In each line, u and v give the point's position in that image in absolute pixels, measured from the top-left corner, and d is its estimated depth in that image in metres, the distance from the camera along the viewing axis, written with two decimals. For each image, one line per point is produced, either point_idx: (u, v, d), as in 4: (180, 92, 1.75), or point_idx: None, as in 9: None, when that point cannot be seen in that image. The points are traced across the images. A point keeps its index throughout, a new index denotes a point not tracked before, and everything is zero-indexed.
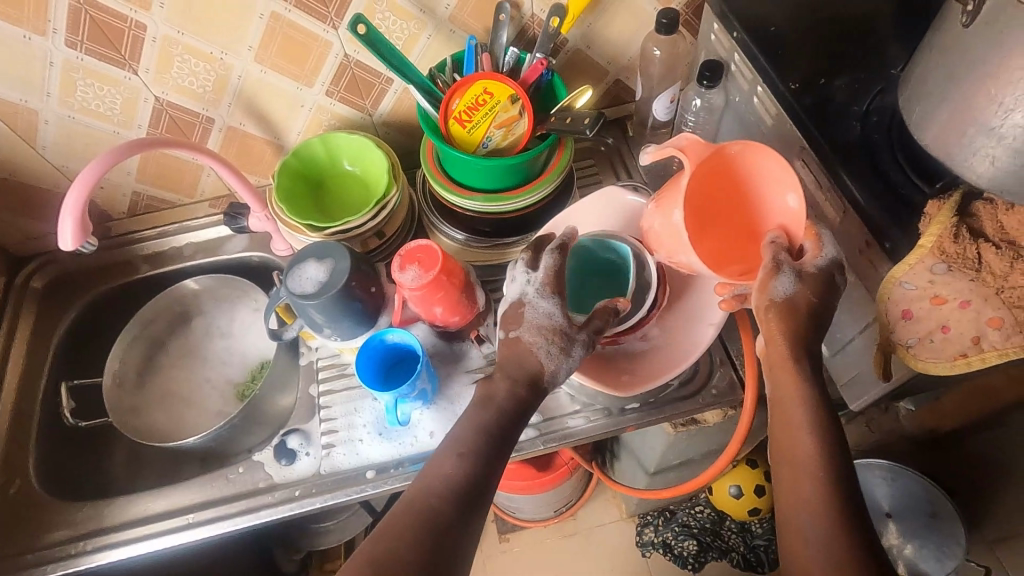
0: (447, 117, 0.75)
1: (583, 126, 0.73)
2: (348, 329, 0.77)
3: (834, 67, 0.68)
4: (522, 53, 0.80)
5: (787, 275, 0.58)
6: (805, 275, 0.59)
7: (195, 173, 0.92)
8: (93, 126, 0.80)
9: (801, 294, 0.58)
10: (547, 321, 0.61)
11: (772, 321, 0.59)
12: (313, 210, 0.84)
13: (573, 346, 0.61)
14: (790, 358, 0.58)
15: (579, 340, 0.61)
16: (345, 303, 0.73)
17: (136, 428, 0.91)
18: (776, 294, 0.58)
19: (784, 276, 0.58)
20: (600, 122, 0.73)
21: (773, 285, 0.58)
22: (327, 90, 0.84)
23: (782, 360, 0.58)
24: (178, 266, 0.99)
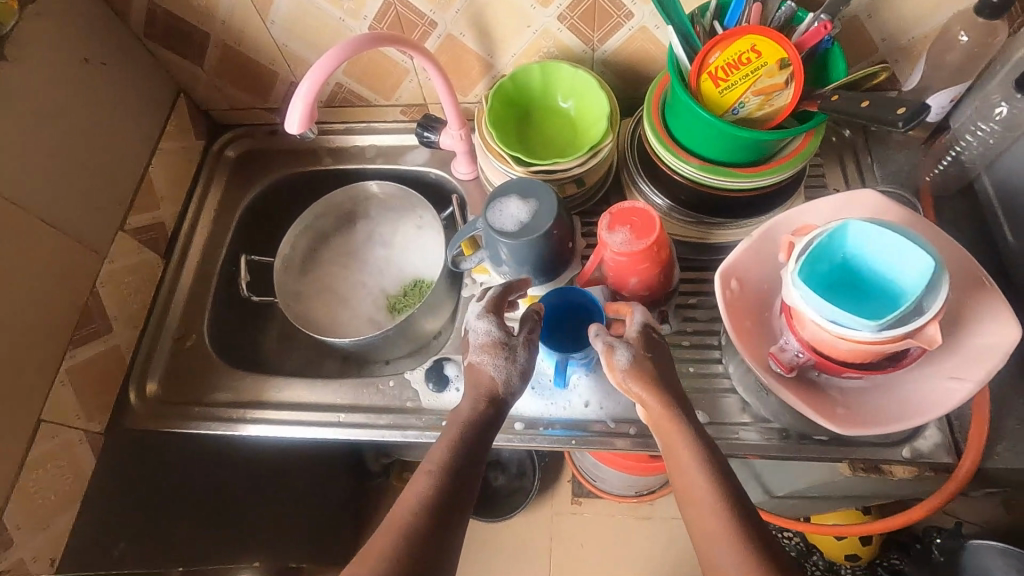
0: (700, 70, 0.65)
1: (893, 116, 0.56)
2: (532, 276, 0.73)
3: None
4: (798, 11, 0.68)
5: (623, 350, 0.61)
6: (634, 340, 0.62)
7: (399, 77, 0.89)
8: (323, 9, 0.78)
9: (644, 358, 0.61)
10: (486, 339, 0.62)
11: (639, 387, 0.60)
12: (516, 141, 0.79)
13: (515, 353, 0.62)
14: (664, 409, 0.58)
15: (517, 343, 0.62)
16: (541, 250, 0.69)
17: (295, 313, 0.94)
18: (621, 367, 0.60)
19: (620, 350, 0.61)
20: (917, 116, 0.55)
21: (614, 361, 0.61)
22: (560, 14, 0.77)
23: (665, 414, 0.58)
24: (358, 166, 0.99)
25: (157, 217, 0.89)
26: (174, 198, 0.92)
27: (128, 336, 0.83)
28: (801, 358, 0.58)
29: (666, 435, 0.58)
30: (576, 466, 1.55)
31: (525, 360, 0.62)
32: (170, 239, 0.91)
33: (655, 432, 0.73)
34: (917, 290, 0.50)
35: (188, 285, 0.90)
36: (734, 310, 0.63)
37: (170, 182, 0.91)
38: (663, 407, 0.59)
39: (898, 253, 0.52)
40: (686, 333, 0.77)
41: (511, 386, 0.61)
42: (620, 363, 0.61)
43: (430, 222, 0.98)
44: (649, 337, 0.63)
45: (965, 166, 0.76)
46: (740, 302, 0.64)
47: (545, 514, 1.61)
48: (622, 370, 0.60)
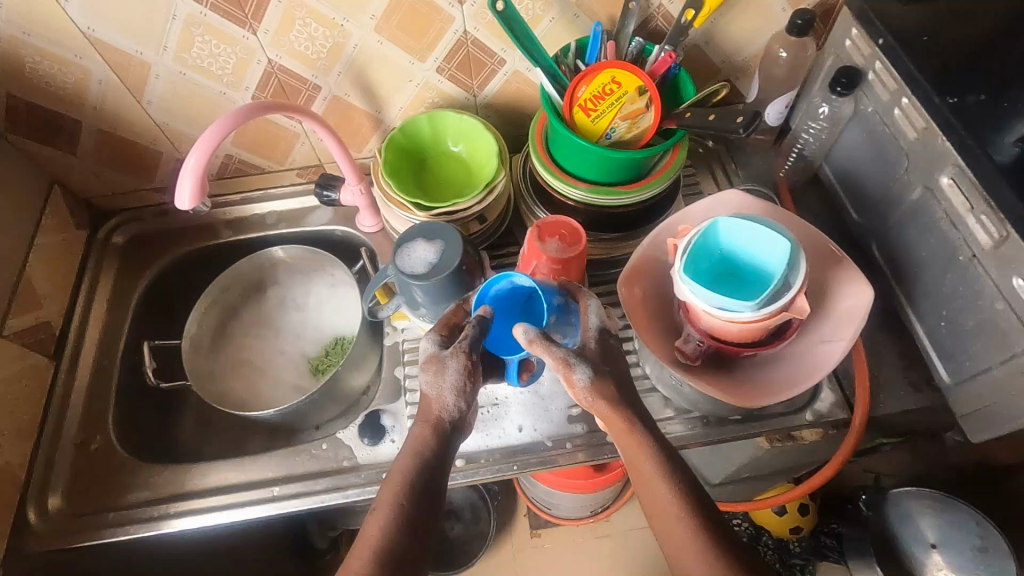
0: (571, 103, 0.72)
1: (735, 124, 0.69)
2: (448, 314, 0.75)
3: (994, 84, 0.64)
4: (646, 45, 0.78)
5: (583, 367, 0.57)
6: (587, 350, 0.60)
7: (290, 142, 0.90)
8: (202, 84, 0.79)
9: (598, 378, 0.57)
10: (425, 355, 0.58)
11: (599, 406, 0.57)
12: (415, 188, 0.82)
13: (447, 365, 0.56)
14: (628, 426, 0.56)
15: (450, 354, 0.56)
16: (453, 286, 0.71)
17: (210, 394, 0.89)
18: (579, 385, 0.56)
19: (580, 368, 0.56)
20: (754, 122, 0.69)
21: (573, 378, 0.56)
22: (438, 67, 0.82)
23: (624, 427, 0.57)
24: (260, 234, 0.98)
25: (41, 317, 0.82)
26: (59, 294, 0.86)
27: (20, 450, 0.75)
28: (703, 345, 0.63)
29: (633, 452, 0.56)
30: (529, 498, 1.55)
31: (459, 378, 0.56)
32: (59, 338, 0.85)
33: (590, 442, 0.76)
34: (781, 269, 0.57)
35: (85, 382, 0.84)
36: (640, 314, 0.68)
37: (52, 278, 0.85)
38: (624, 421, 0.57)
39: (762, 239, 0.59)
40: None
41: (451, 410, 0.55)
42: (580, 382, 0.56)
43: (344, 279, 0.98)
44: (603, 344, 0.61)
45: (808, 158, 0.88)
46: (644, 306, 0.69)
47: (508, 554, 1.59)
48: (580, 391, 0.57)
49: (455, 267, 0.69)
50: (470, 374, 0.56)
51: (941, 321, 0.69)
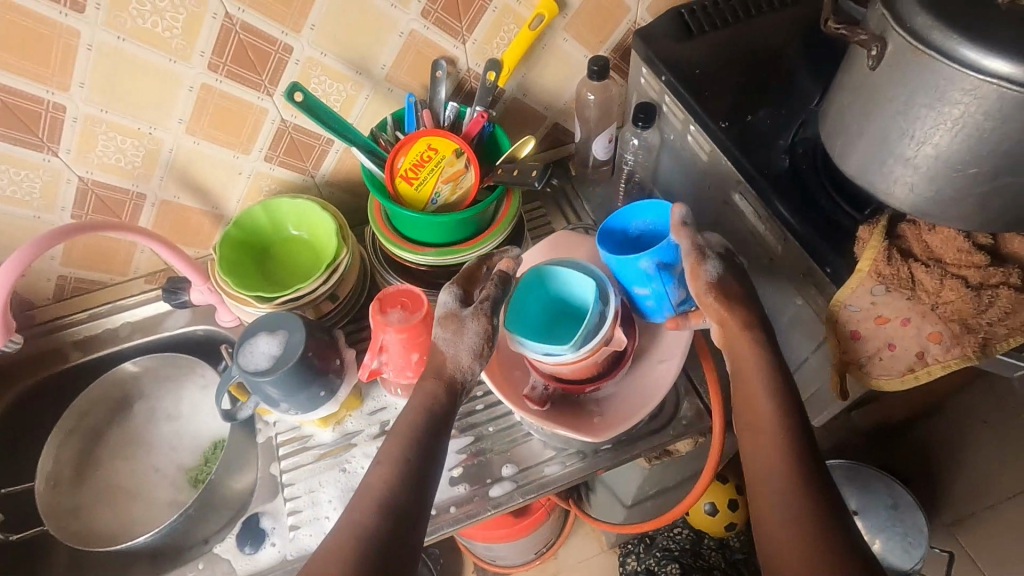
0: (393, 175, 0.74)
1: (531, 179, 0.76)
2: (311, 402, 0.73)
3: (760, 102, 0.72)
4: (460, 107, 0.81)
5: (712, 262, 0.62)
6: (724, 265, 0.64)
7: (128, 250, 0.87)
8: (11, 212, 0.75)
9: (728, 277, 0.63)
10: (443, 311, 0.63)
11: (717, 305, 0.62)
12: (259, 279, 0.81)
13: (466, 324, 0.61)
14: (744, 327, 0.61)
15: (468, 314, 0.62)
16: (304, 373, 0.70)
17: (74, 534, 0.82)
18: (708, 276, 0.62)
19: (709, 262, 0.62)
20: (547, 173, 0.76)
21: (702, 269, 0.62)
22: (265, 156, 0.82)
23: (742, 327, 0.61)
24: (114, 350, 0.93)
25: None
26: None
27: None
28: (548, 388, 0.66)
29: (739, 351, 0.61)
30: (471, 553, 1.51)
31: (478, 337, 0.61)
32: None
33: (473, 500, 0.75)
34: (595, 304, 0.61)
35: None
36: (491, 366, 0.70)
37: None
38: (744, 322, 0.61)
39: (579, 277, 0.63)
40: (478, 396, 0.82)
41: (465, 369, 0.61)
42: (710, 275, 0.62)
43: (214, 379, 0.94)
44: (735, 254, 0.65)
45: (640, 185, 0.92)
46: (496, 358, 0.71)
47: None
48: (705, 286, 0.62)
49: (300, 354, 0.69)
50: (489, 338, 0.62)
51: None
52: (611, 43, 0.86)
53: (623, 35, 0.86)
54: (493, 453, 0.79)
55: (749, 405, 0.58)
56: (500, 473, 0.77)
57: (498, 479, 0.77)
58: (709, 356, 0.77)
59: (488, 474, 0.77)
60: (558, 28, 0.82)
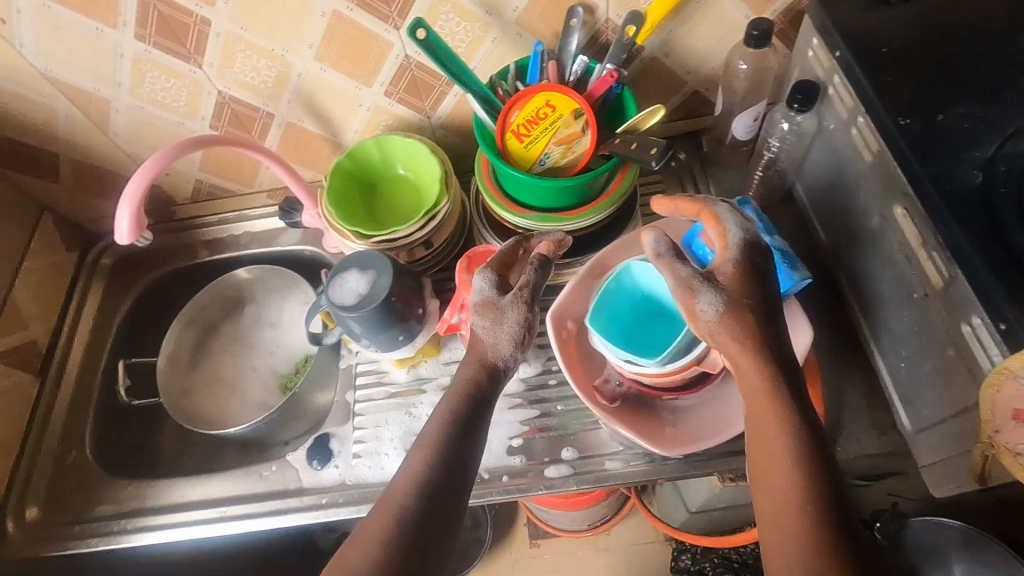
0: (504, 128, 0.70)
1: (648, 156, 0.68)
2: (391, 342, 0.74)
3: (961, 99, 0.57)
4: (590, 62, 0.74)
5: (707, 295, 0.52)
6: (722, 281, 0.53)
7: (254, 165, 0.92)
8: (161, 116, 0.81)
9: (732, 303, 0.51)
10: (482, 299, 0.61)
11: (728, 341, 0.51)
12: (362, 214, 0.82)
13: (505, 314, 0.59)
14: (767, 387, 0.49)
15: (508, 303, 0.59)
16: (385, 315, 0.70)
17: (182, 410, 0.93)
18: (705, 313, 0.52)
19: (704, 295, 0.52)
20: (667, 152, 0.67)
21: (699, 306, 0.52)
22: (385, 91, 0.81)
23: (757, 388, 0.50)
24: (233, 255, 1.01)
25: (28, 337, 0.89)
26: (47, 315, 0.92)
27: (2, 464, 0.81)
28: (623, 386, 0.61)
29: (761, 416, 0.49)
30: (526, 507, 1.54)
31: (517, 327, 0.58)
32: (46, 356, 0.91)
33: (527, 475, 0.74)
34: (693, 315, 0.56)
35: (66, 399, 0.89)
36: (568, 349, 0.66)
37: (41, 300, 0.92)
38: (766, 378, 0.49)
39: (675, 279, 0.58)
40: (552, 371, 0.80)
41: (507, 356, 0.58)
42: (708, 312, 0.52)
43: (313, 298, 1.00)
44: (749, 266, 0.54)
45: (780, 173, 0.81)
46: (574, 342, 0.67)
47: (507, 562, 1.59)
48: (708, 324, 0.52)
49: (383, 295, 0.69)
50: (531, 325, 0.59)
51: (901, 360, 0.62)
52: (781, 4, 0.73)
53: None
54: (556, 433, 0.76)
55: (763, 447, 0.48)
56: (559, 455, 0.75)
57: (556, 461, 0.74)
58: (819, 387, 0.67)
59: (547, 452, 0.75)
60: None
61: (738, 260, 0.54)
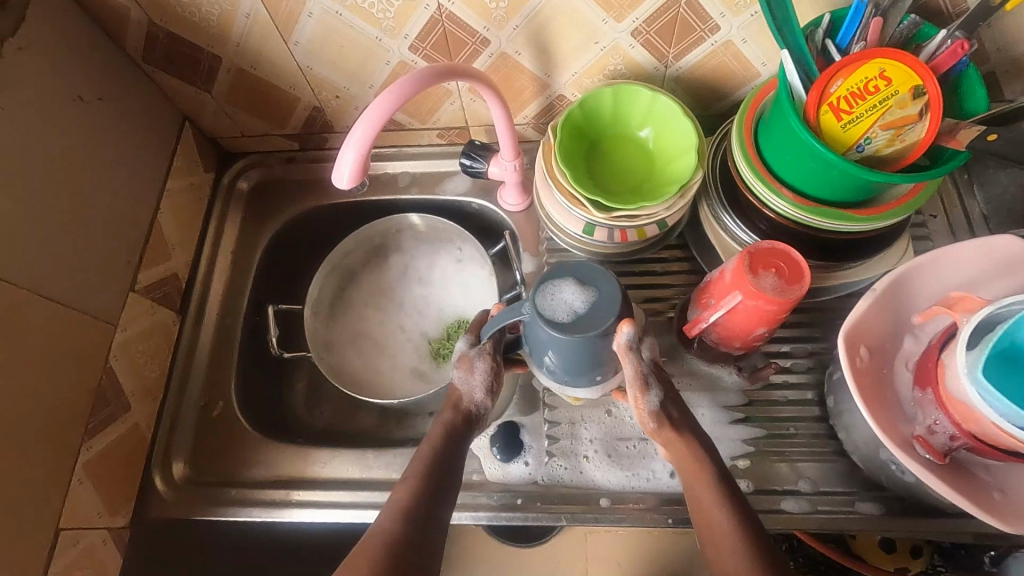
0: (820, 101, 0.56)
1: None
2: (582, 381, 0.56)
3: None
4: (923, 26, 0.59)
5: (654, 391, 0.56)
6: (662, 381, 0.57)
7: (439, 99, 0.78)
8: (358, 28, 0.67)
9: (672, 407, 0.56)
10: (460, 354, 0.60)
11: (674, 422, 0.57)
12: (587, 177, 0.69)
13: (476, 366, 0.59)
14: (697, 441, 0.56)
15: (479, 355, 0.59)
16: (600, 351, 0.53)
17: (330, 367, 0.84)
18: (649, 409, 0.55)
19: (653, 392, 0.55)
20: None
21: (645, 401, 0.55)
22: (634, 29, 0.66)
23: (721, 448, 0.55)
24: (389, 197, 0.89)
25: (169, 268, 0.78)
26: (186, 244, 0.81)
27: (147, 410, 0.73)
28: (955, 443, 0.51)
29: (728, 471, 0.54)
30: None
31: (486, 378, 0.58)
32: (185, 290, 0.80)
33: (760, 505, 0.65)
34: None
35: (207, 343, 0.80)
36: (864, 381, 0.55)
37: (181, 225, 0.80)
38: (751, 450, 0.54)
39: None
40: (783, 387, 0.70)
41: (477, 404, 0.59)
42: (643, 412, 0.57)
43: (473, 256, 0.89)
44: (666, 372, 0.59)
45: None
46: (869, 372, 0.57)
47: None
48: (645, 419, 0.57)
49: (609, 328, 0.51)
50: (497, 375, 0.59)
51: None
52: None
53: None
54: (792, 461, 0.67)
55: (704, 518, 0.53)
56: (796, 486, 0.66)
57: (792, 492, 0.66)
58: None
59: (781, 480, 0.66)
60: None
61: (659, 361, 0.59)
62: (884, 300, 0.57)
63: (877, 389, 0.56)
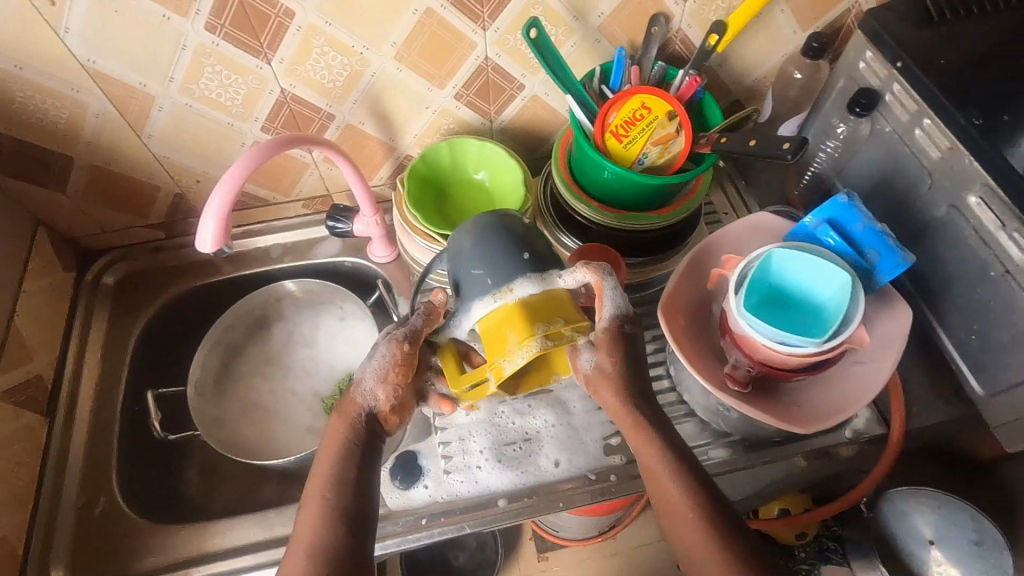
0: (603, 129, 0.72)
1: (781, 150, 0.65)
2: (512, 263, 0.59)
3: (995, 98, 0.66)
4: (668, 69, 0.77)
5: (587, 354, 0.60)
6: (601, 342, 0.60)
7: (298, 172, 0.86)
8: (209, 116, 0.74)
9: (603, 363, 0.59)
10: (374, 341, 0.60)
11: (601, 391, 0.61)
12: (438, 217, 0.79)
13: (374, 353, 0.58)
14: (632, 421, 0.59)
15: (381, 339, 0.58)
16: (514, 226, 0.61)
17: (221, 441, 0.84)
18: (582, 368, 0.60)
19: (584, 354, 0.60)
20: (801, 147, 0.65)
21: (577, 360, 0.60)
22: (456, 93, 0.79)
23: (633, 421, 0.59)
24: (264, 269, 0.93)
25: (32, 370, 0.76)
26: (50, 344, 0.79)
27: (16, 522, 0.68)
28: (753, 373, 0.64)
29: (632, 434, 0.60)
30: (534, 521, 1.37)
31: (382, 363, 0.57)
32: (51, 392, 0.78)
33: (635, 473, 0.74)
34: (842, 306, 0.58)
35: (81, 441, 0.77)
36: (683, 340, 0.67)
37: (43, 326, 0.79)
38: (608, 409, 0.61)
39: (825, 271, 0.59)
40: None
41: (371, 398, 0.57)
42: (585, 367, 0.60)
43: (354, 310, 0.94)
44: (619, 329, 0.60)
45: (822, 177, 0.87)
46: (687, 333, 0.69)
47: None
48: (587, 375, 0.60)
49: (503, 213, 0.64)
50: (398, 363, 0.57)
51: (969, 332, 0.70)
52: (828, 21, 0.81)
53: (843, 15, 0.79)
54: None
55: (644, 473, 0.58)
56: None
57: None
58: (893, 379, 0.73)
59: None
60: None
61: (612, 322, 0.60)
62: (683, 276, 0.71)
63: (693, 346, 0.68)
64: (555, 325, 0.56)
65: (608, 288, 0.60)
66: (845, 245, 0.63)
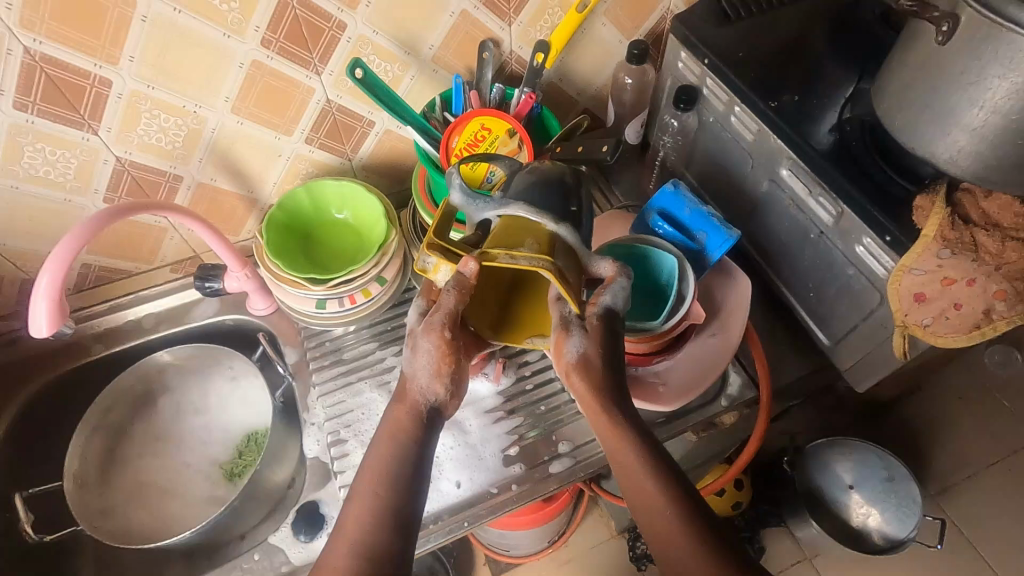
0: (448, 154, 0.74)
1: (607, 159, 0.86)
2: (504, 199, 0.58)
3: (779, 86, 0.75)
4: (505, 89, 0.81)
5: (576, 340, 0.54)
6: (591, 330, 0.54)
7: (157, 237, 0.83)
8: (41, 195, 0.71)
9: (590, 353, 0.54)
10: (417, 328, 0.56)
11: (578, 388, 0.54)
12: (306, 262, 0.79)
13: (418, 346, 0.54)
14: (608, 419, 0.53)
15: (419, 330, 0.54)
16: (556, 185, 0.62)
17: (110, 533, 0.79)
18: (568, 355, 0.54)
19: (574, 338, 0.54)
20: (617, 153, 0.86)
21: (565, 346, 0.54)
22: (306, 138, 0.80)
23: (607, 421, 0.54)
24: (139, 342, 0.89)
25: None
26: None
27: None
28: None
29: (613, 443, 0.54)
30: (484, 544, 1.35)
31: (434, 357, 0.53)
32: None
33: (536, 478, 0.76)
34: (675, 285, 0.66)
35: None
36: None
37: None
38: None
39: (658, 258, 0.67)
40: (527, 376, 0.83)
41: (430, 395, 0.54)
42: (570, 355, 0.54)
43: (243, 369, 0.91)
44: (611, 322, 0.55)
45: (671, 169, 0.94)
46: None
47: None
48: (567, 364, 0.54)
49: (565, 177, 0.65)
50: (446, 355, 0.53)
51: (808, 290, 0.77)
52: (645, 29, 0.88)
53: (658, 21, 0.87)
54: (549, 432, 0.79)
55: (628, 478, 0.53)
56: (557, 450, 0.78)
57: (556, 456, 0.78)
58: (755, 344, 0.79)
59: (545, 451, 0.78)
60: (598, 14, 0.83)
61: (606, 315, 0.55)
62: None
63: None
64: (561, 267, 0.53)
65: (621, 279, 0.56)
66: (676, 231, 0.70)
